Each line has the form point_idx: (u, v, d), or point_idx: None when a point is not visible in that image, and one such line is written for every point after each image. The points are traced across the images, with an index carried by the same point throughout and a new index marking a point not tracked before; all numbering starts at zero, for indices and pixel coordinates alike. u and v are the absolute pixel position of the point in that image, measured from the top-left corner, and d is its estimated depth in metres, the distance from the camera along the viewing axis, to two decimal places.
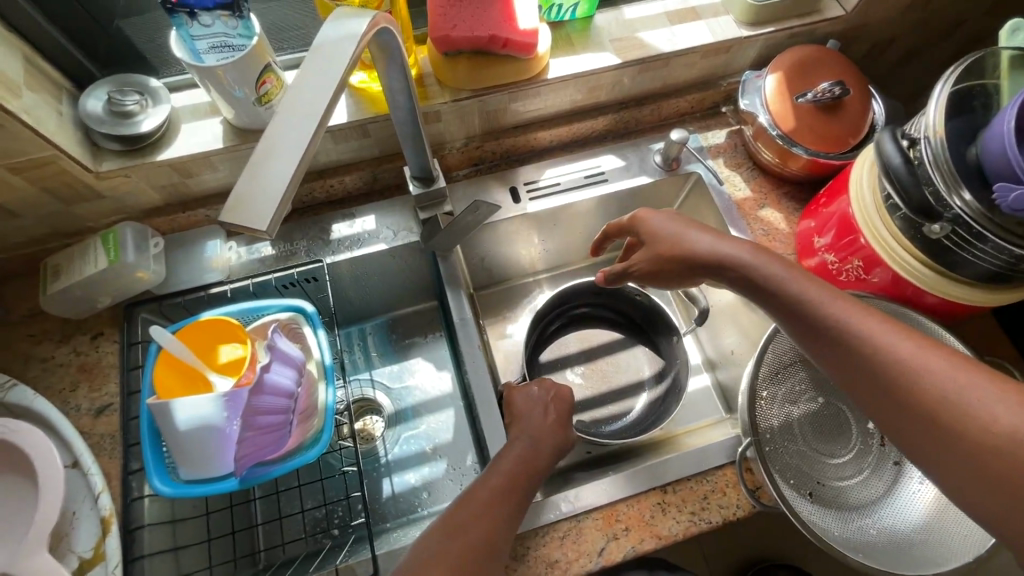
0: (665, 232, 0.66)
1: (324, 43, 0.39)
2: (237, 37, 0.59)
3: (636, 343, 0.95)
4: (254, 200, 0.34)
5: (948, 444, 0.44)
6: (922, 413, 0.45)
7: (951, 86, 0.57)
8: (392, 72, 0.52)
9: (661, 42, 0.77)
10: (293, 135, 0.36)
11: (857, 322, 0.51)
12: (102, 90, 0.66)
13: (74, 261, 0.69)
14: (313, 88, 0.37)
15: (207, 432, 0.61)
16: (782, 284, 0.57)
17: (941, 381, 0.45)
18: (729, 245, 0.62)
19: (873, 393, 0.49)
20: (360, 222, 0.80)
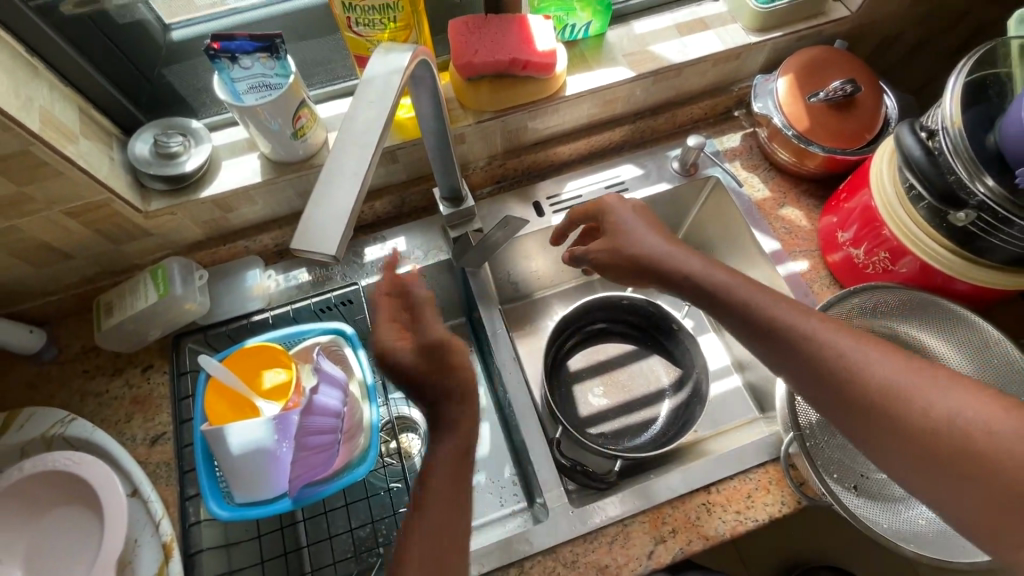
0: (621, 225, 0.66)
1: (373, 76, 0.42)
2: (274, 77, 0.62)
3: (650, 352, 0.96)
4: (320, 226, 0.36)
5: (891, 425, 0.46)
6: (863, 399, 0.47)
7: (965, 78, 0.59)
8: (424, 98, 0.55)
9: (673, 54, 0.80)
10: (351, 163, 0.38)
11: (795, 317, 0.53)
12: (148, 133, 0.70)
13: (126, 297, 0.72)
14: (363, 120, 0.40)
15: (259, 455, 0.63)
16: (730, 289, 0.57)
17: (879, 370, 0.47)
18: (683, 255, 0.62)
19: (809, 379, 0.51)
20: (392, 244, 0.83)
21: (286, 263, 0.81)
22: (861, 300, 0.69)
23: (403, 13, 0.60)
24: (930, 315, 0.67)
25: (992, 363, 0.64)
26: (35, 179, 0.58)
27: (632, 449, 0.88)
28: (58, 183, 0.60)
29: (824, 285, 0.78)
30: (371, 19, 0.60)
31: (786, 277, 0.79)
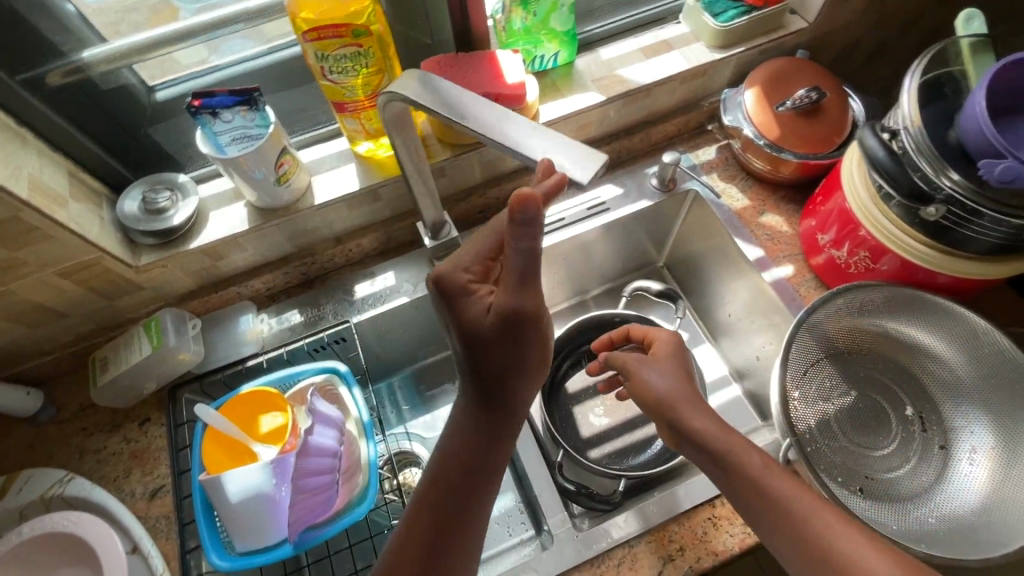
0: (630, 364, 0.62)
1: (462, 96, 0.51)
2: (255, 128, 0.65)
3: None
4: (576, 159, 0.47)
5: (810, 555, 0.49)
6: (771, 515, 0.51)
7: (919, 78, 0.61)
8: (418, 93, 0.51)
9: (640, 76, 0.82)
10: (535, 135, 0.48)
11: (772, 482, 0.52)
12: (136, 191, 0.71)
13: (120, 352, 0.73)
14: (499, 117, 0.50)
15: (257, 499, 0.62)
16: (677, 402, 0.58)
17: (782, 489, 0.51)
18: (680, 386, 0.59)
19: (774, 534, 0.51)
20: (381, 280, 0.84)
21: (278, 305, 0.82)
22: (846, 300, 0.69)
23: (374, 60, 0.63)
24: (917, 310, 0.68)
25: (985, 351, 0.65)
26: (27, 243, 0.60)
27: (637, 467, 0.87)
28: (48, 246, 0.61)
29: (810, 287, 0.79)
30: (343, 66, 0.62)
31: (772, 283, 0.80)
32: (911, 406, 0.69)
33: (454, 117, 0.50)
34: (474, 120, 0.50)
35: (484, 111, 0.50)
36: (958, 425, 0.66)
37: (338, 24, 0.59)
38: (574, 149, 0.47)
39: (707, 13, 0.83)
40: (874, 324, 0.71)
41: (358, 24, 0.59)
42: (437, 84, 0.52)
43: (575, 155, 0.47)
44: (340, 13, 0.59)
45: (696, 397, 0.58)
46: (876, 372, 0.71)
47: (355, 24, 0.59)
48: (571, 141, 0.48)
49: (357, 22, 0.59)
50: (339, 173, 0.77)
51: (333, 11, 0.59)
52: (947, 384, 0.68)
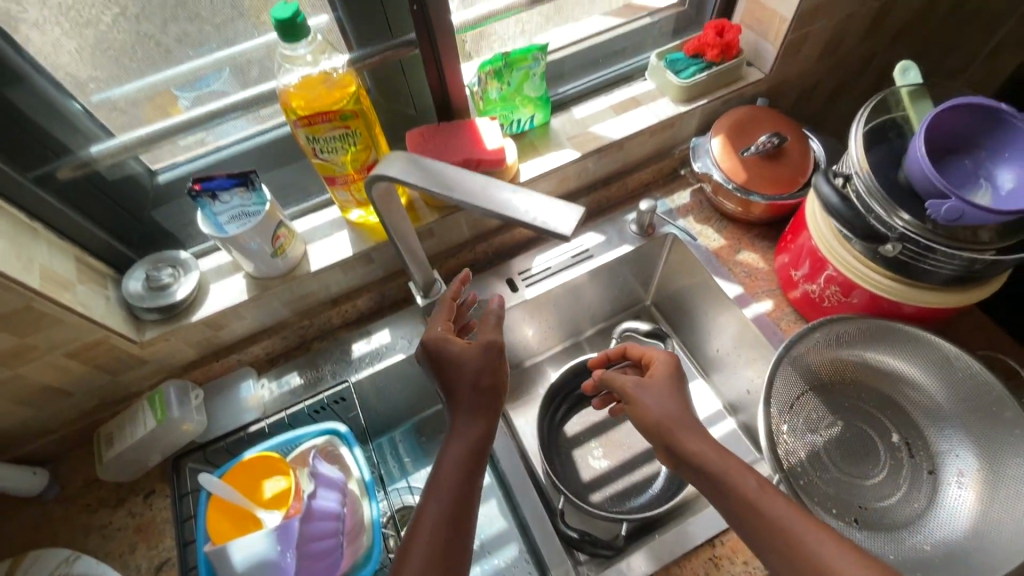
0: (630, 389, 0.63)
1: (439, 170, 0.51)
2: (252, 206, 0.69)
3: None
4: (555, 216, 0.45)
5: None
6: (768, 539, 0.51)
7: (865, 126, 0.66)
8: (402, 170, 0.52)
9: (612, 131, 0.88)
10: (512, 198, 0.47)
11: (768, 504, 0.52)
12: (139, 270, 0.75)
13: (125, 426, 0.75)
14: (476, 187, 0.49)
15: (264, 567, 0.63)
16: (677, 428, 0.58)
17: (779, 513, 0.51)
18: (677, 407, 0.60)
19: (776, 561, 0.51)
20: (377, 338, 0.87)
21: (277, 369, 0.85)
22: (822, 333, 0.72)
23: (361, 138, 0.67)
24: (891, 339, 0.71)
25: (958, 377, 0.67)
26: (36, 329, 0.62)
27: (638, 509, 0.88)
28: (56, 329, 0.64)
29: (790, 321, 0.82)
30: (333, 146, 0.67)
31: (753, 318, 0.83)
32: (896, 433, 0.71)
33: (440, 189, 0.49)
34: (461, 189, 0.49)
35: (470, 179, 0.49)
36: (943, 449, 0.68)
37: (325, 110, 0.64)
38: (556, 206, 0.45)
39: (670, 71, 0.90)
40: (853, 355, 0.74)
41: (343, 108, 0.64)
42: (424, 160, 0.52)
43: (558, 211, 0.45)
44: (327, 100, 0.65)
45: (694, 421, 0.59)
46: (859, 402, 0.74)
47: (340, 108, 0.64)
48: (553, 197, 0.46)
49: (342, 107, 0.64)
50: (332, 240, 0.81)
51: (321, 99, 0.65)
52: (928, 411, 0.70)
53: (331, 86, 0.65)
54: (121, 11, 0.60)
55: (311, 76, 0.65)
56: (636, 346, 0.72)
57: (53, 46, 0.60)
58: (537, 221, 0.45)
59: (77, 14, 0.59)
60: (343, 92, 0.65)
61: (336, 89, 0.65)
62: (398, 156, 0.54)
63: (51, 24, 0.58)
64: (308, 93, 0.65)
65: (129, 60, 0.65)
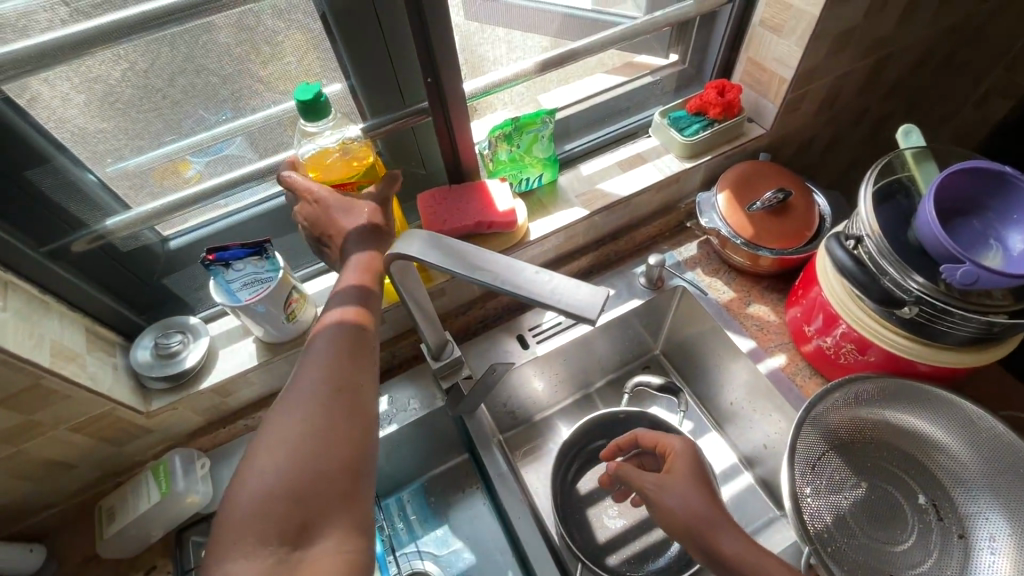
0: (648, 489, 0.61)
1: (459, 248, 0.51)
2: (266, 273, 0.69)
3: None
4: (581, 300, 0.45)
5: None
6: None
7: (873, 188, 0.67)
8: (421, 249, 0.52)
9: (620, 188, 0.89)
10: (537, 280, 0.47)
11: None
12: (148, 337, 0.74)
13: (127, 499, 0.72)
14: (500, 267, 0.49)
15: None
16: (709, 524, 0.57)
17: None
18: (705, 502, 0.58)
19: None
20: (386, 399, 0.85)
21: None
22: (841, 393, 0.71)
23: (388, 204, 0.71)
24: (910, 397, 0.70)
25: (982, 437, 0.66)
26: (43, 405, 0.61)
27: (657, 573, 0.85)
28: (64, 405, 0.63)
29: (806, 376, 0.82)
30: None
31: (768, 373, 0.82)
32: (923, 494, 0.69)
33: (463, 270, 0.49)
34: (484, 270, 0.49)
35: (493, 259, 0.49)
36: (973, 512, 0.66)
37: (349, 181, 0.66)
38: (581, 287, 0.46)
39: (673, 128, 0.92)
40: (872, 413, 0.73)
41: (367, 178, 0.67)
42: (441, 237, 0.52)
43: (583, 292, 0.46)
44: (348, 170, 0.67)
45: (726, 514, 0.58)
46: (881, 461, 0.72)
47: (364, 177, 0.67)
48: (578, 279, 0.46)
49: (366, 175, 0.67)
50: None
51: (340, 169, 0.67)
52: (953, 471, 0.68)
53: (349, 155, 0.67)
54: (129, 66, 0.58)
55: (327, 148, 0.67)
56: (648, 432, 0.72)
57: (62, 100, 0.57)
58: (562, 303, 0.45)
59: (88, 69, 0.57)
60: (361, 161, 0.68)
61: (354, 157, 0.68)
62: (415, 233, 0.54)
63: (60, 80, 0.56)
64: (326, 164, 0.67)
65: (136, 111, 0.62)
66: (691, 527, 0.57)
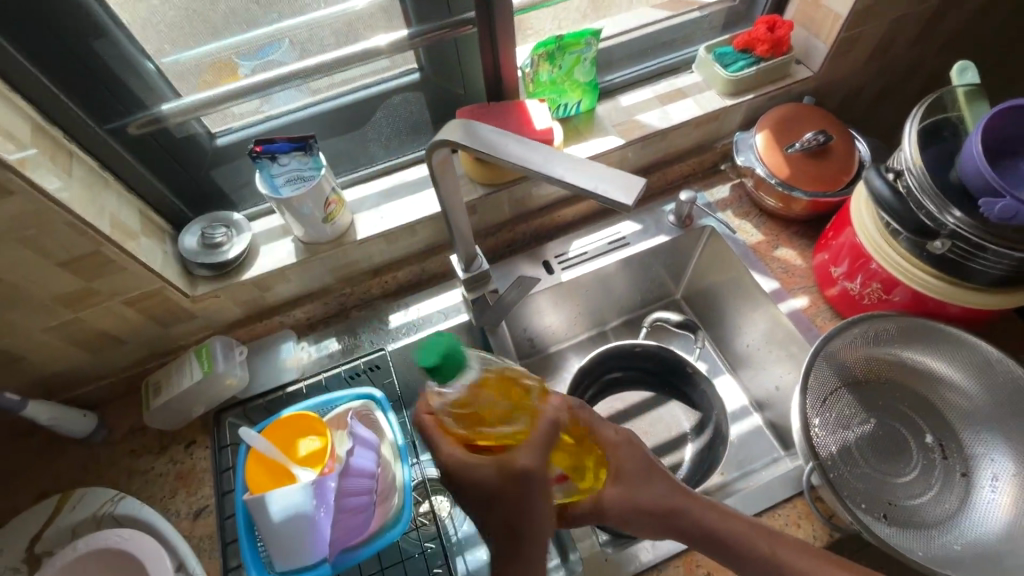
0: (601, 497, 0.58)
1: (505, 142, 0.54)
2: (309, 170, 0.72)
3: (667, 397, 0.98)
4: (617, 186, 0.47)
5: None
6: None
7: (919, 123, 0.66)
8: (464, 139, 0.55)
9: (657, 121, 0.89)
10: (575, 168, 0.49)
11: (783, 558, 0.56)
12: (195, 228, 0.78)
13: (172, 376, 0.78)
14: (541, 157, 0.52)
15: (301, 519, 0.67)
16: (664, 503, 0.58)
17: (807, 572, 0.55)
18: (654, 484, 0.59)
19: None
20: (414, 310, 0.88)
21: (317, 333, 0.87)
22: (861, 329, 0.72)
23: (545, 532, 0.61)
24: (932, 339, 0.71)
25: (999, 381, 0.67)
26: (101, 274, 0.65)
27: None
28: (119, 277, 0.67)
29: (826, 318, 0.82)
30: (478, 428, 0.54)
31: (788, 313, 0.83)
32: (930, 434, 0.71)
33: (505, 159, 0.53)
34: (525, 161, 0.52)
35: (534, 151, 0.52)
36: (979, 453, 0.68)
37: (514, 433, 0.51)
38: (614, 175, 0.48)
39: (718, 64, 0.90)
40: (889, 354, 0.74)
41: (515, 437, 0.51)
42: (481, 129, 0.56)
43: (619, 181, 0.47)
44: (506, 410, 0.52)
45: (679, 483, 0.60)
46: (893, 400, 0.74)
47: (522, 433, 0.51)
48: (614, 169, 0.48)
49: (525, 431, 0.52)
50: (379, 210, 0.83)
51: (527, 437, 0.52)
52: (964, 412, 0.70)
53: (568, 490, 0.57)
54: None
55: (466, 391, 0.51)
56: None
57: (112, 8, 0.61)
58: (598, 189, 0.47)
59: None
60: (505, 402, 0.53)
61: (497, 410, 0.52)
62: (462, 127, 0.57)
63: None
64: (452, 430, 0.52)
65: (186, 27, 0.66)
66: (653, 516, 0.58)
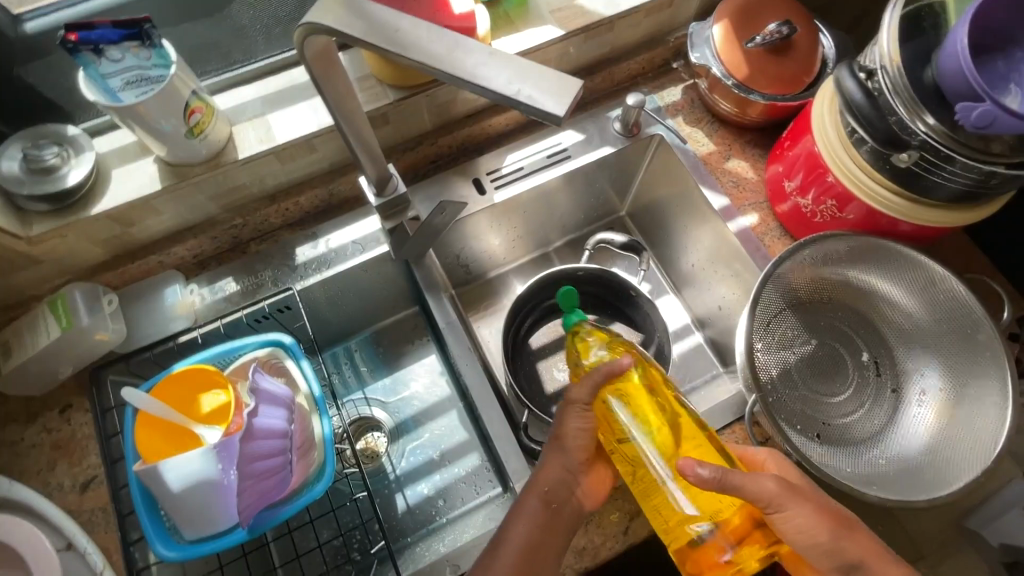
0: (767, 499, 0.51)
1: (396, 23, 0.40)
2: (153, 69, 0.55)
3: (610, 319, 0.93)
4: (544, 92, 0.35)
5: None
6: None
7: (900, 10, 0.57)
8: (345, 20, 0.41)
9: (602, 6, 0.75)
10: (490, 61, 0.37)
11: None
12: (15, 148, 0.60)
13: (25, 335, 0.65)
14: (447, 46, 0.39)
15: (204, 485, 0.58)
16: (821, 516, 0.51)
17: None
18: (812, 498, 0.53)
19: None
20: (324, 242, 0.76)
21: (210, 273, 0.74)
22: (811, 251, 0.68)
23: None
24: (881, 258, 0.67)
25: (941, 299, 0.65)
26: None
27: None
28: None
29: (775, 237, 0.77)
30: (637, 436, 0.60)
31: (737, 232, 0.77)
32: (867, 352, 0.70)
33: (397, 50, 0.39)
34: (423, 52, 0.39)
35: (438, 39, 0.39)
36: (910, 368, 0.68)
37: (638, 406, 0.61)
38: (544, 73, 0.36)
39: None
40: (836, 273, 0.70)
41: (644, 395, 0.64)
42: (369, 7, 0.42)
43: (551, 82, 0.36)
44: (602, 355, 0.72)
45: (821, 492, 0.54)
46: (835, 320, 0.72)
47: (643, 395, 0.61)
48: (544, 66, 0.36)
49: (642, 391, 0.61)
50: (263, 121, 0.67)
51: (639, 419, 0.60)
52: (903, 330, 0.69)
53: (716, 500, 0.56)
54: None
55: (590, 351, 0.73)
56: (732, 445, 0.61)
57: None
58: (522, 95, 0.36)
59: None
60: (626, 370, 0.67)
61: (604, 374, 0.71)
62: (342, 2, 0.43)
63: None
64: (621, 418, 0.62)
65: None
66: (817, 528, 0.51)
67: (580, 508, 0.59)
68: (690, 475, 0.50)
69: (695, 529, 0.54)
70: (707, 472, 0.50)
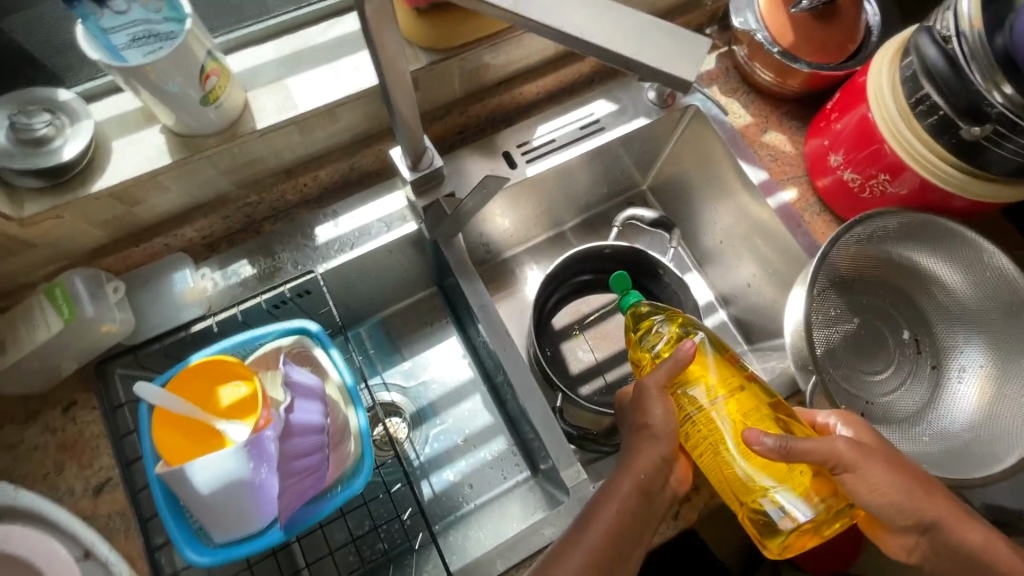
0: (846, 457, 0.51)
1: None
2: (163, 23, 0.48)
3: None
4: (669, 51, 0.34)
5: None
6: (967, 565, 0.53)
7: None
8: None
9: None
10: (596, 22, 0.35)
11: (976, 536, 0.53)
12: (2, 115, 0.53)
13: (22, 327, 0.59)
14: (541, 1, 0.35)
15: (235, 486, 0.54)
16: (896, 468, 0.53)
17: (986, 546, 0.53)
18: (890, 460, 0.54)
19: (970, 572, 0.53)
20: (345, 220, 0.70)
21: (221, 256, 0.68)
22: (861, 230, 0.66)
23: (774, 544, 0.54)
24: (928, 235, 0.66)
25: (986, 277, 0.65)
26: None
27: None
28: None
29: (814, 213, 0.75)
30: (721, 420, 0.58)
31: (777, 208, 0.75)
32: (907, 330, 0.70)
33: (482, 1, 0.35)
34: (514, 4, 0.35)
35: None
36: (951, 345, 0.68)
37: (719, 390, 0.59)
38: (668, 32, 0.35)
39: None
40: (881, 250, 0.69)
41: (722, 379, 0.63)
42: None
43: (680, 42, 0.35)
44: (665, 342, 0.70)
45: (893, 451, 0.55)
46: (876, 298, 0.71)
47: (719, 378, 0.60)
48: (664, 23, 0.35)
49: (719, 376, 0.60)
50: (282, 86, 0.61)
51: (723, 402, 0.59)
52: (945, 308, 0.68)
53: (789, 471, 0.55)
54: None
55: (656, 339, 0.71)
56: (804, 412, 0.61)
57: None
58: (641, 55, 0.34)
59: None
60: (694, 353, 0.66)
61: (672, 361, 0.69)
62: None
63: None
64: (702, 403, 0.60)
65: None
66: (895, 490, 0.53)
67: (672, 495, 0.57)
68: (756, 444, 0.50)
69: (770, 499, 0.53)
70: (773, 441, 0.50)
